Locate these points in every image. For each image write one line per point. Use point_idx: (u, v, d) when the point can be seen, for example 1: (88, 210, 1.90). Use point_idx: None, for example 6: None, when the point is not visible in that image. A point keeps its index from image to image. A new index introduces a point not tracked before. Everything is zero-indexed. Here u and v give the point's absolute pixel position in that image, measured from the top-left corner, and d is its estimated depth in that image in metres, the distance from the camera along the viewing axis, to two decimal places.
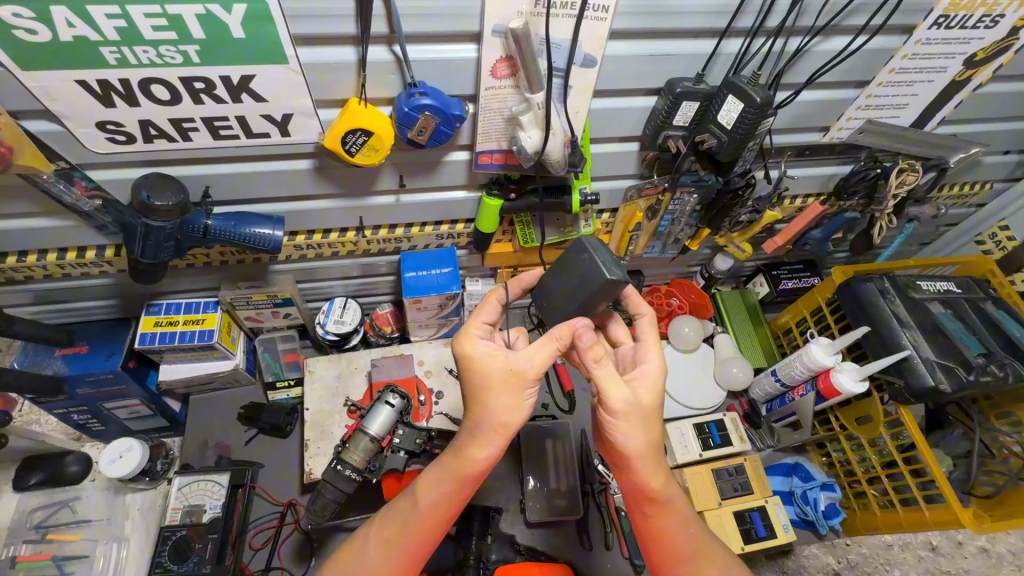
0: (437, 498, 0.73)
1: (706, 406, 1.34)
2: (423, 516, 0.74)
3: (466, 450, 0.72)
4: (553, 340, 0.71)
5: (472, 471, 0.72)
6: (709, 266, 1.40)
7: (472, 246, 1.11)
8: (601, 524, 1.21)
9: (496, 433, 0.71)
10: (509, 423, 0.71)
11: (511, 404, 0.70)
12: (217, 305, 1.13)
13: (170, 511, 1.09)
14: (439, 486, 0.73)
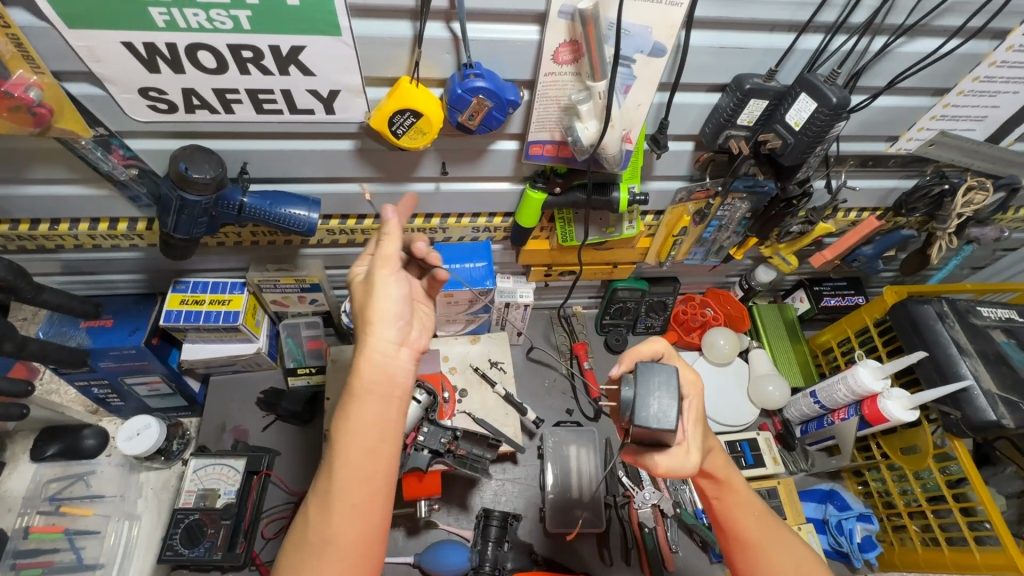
0: (360, 423, 0.65)
1: (738, 423, 1.28)
2: (351, 456, 0.63)
3: (364, 357, 0.69)
4: (390, 233, 0.72)
5: (380, 380, 0.68)
6: (749, 278, 1.35)
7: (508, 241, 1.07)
8: (622, 539, 1.16)
9: (388, 321, 0.71)
10: (394, 308, 0.72)
11: (378, 298, 0.71)
12: (244, 286, 1.11)
13: (184, 493, 1.06)
14: (358, 409, 0.66)
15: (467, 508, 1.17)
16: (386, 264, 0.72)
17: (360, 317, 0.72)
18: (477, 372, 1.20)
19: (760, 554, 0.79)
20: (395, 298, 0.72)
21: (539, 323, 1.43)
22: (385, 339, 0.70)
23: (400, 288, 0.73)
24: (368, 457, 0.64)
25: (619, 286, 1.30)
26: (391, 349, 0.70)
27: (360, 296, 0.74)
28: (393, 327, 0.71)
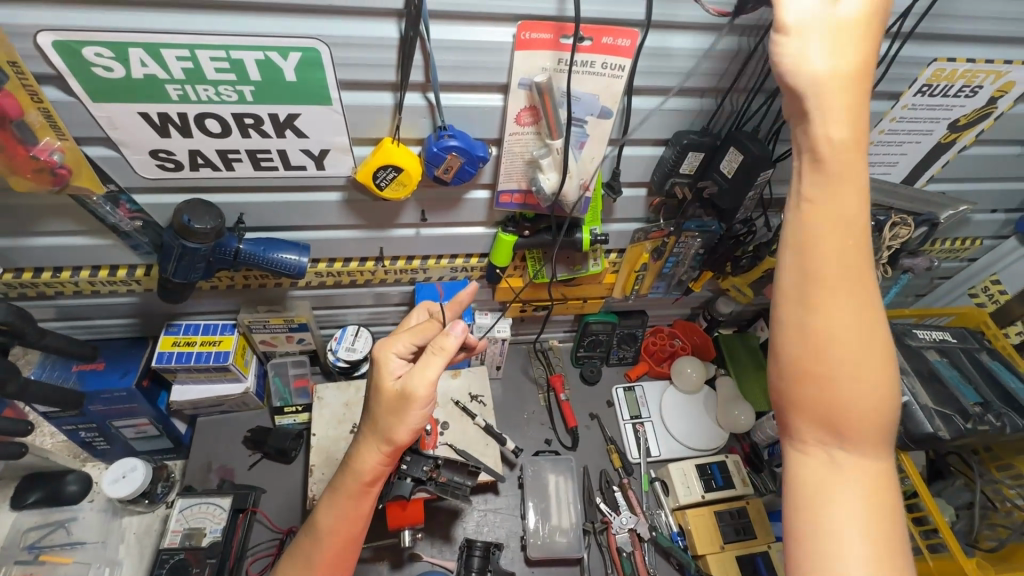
0: (331, 530, 0.79)
1: (708, 447, 1.36)
2: (329, 546, 0.79)
3: (353, 479, 0.79)
4: (439, 356, 0.74)
5: (359, 501, 0.80)
6: (711, 309, 1.45)
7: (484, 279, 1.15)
8: (602, 565, 1.19)
9: (397, 449, 0.78)
10: (417, 426, 0.77)
11: (405, 420, 0.75)
12: (234, 328, 1.17)
13: (169, 533, 1.08)
14: (335, 514, 0.79)
15: (451, 539, 1.20)
16: (425, 394, 0.75)
17: (388, 418, 0.76)
18: (458, 405, 1.26)
19: (837, 361, 0.55)
20: (409, 439, 0.78)
21: (517, 357, 1.50)
22: (377, 468, 0.79)
23: (413, 430, 0.78)
24: (333, 556, 0.79)
25: (591, 320, 1.39)
26: (378, 476, 0.79)
27: (390, 392, 0.77)
28: (390, 453, 0.78)
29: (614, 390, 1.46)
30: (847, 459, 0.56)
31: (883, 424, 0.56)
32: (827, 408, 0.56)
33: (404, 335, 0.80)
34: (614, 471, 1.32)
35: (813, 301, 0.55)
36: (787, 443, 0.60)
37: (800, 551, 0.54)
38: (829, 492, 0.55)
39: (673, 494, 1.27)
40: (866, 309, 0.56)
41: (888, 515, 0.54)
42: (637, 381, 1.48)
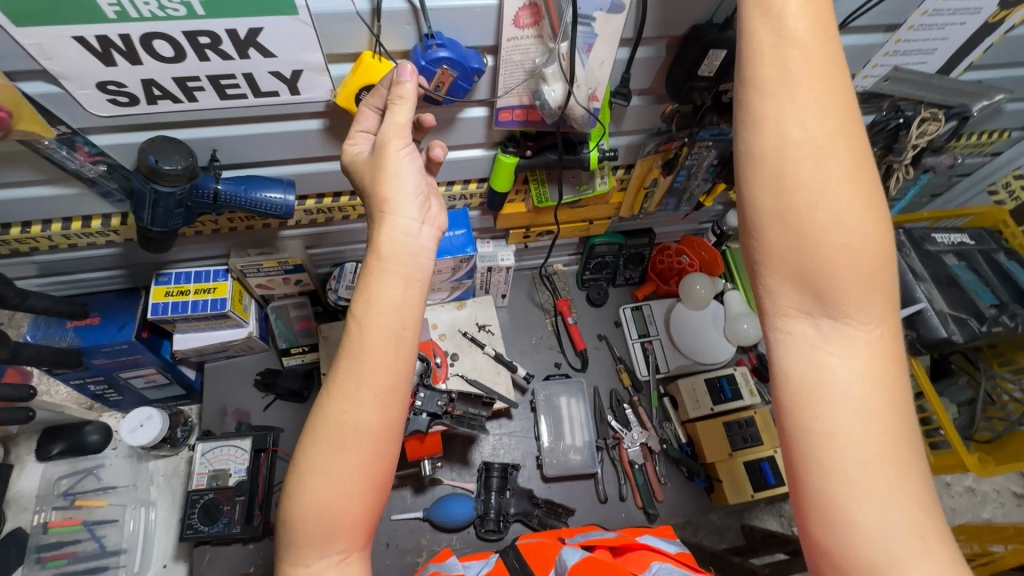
0: (362, 374, 0.61)
1: (717, 361, 1.36)
2: (373, 336, 0.61)
3: (364, 311, 0.61)
4: (404, 101, 0.64)
5: (384, 337, 0.61)
6: (721, 223, 1.37)
7: (485, 206, 1.09)
8: (615, 477, 1.24)
9: (407, 198, 0.66)
10: (410, 191, 0.65)
11: (392, 174, 0.66)
12: (227, 273, 1.11)
13: (196, 476, 1.12)
14: (361, 353, 0.61)
15: (469, 463, 1.24)
16: (400, 137, 0.66)
17: (377, 199, 0.66)
18: (466, 336, 1.25)
19: (798, 192, 0.51)
20: (409, 238, 0.65)
21: (520, 283, 1.46)
22: (397, 295, 0.62)
23: (410, 228, 0.65)
24: (373, 411, 0.61)
25: (597, 241, 1.34)
26: (400, 304, 0.62)
27: (367, 159, 0.68)
28: (395, 259, 0.63)
29: (621, 310, 1.45)
30: (837, 328, 0.52)
31: (870, 279, 0.52)
32: (806, 267, 0.52)
33: (359, 119, 0.70)
34: (624, 390, 1.35)
35: (778, 151, 0.51)
36: (766, 320, 0.56)
37: (800, 441, 0.52)
38: (823, 369, 0.52)
39: (682, 408, 1.30)
40: (830, 124, 0.51)
41: (887, 381, 0.52)
42: (644, 300, 1.47)
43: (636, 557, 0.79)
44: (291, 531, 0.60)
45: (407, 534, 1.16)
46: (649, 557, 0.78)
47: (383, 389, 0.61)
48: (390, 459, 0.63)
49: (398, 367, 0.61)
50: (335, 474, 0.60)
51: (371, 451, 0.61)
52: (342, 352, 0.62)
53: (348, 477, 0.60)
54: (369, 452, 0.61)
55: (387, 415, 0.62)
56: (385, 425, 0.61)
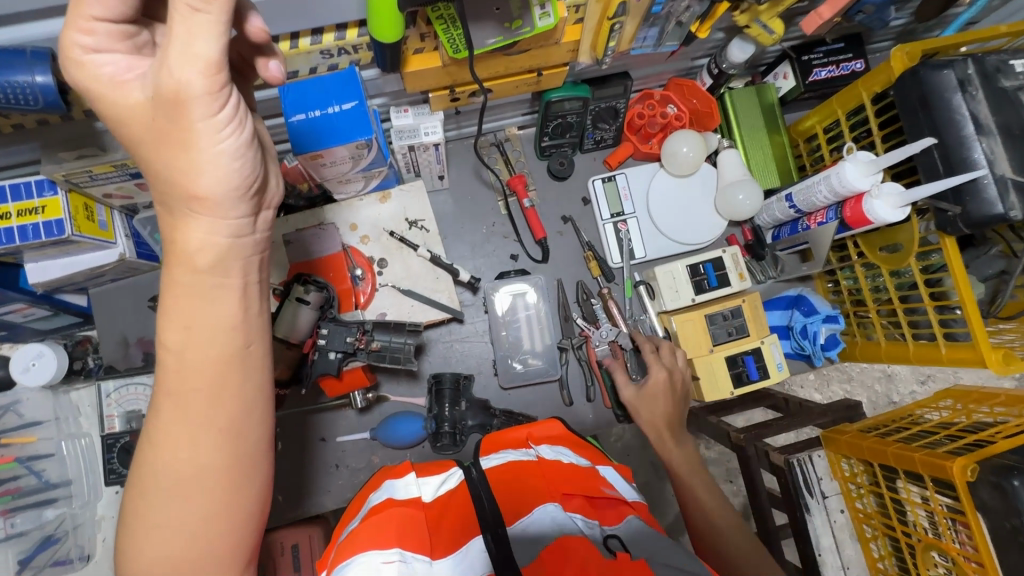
0: (192, 412, 0.48)
1: (702, 240, 1.16)
2: (198, 372, 0.48)
3: (184, 339, 0.48)
4: (198, 17, 0.41)
5: (210, 364, 0.49)
6: (721, 58, 1.02)
7: (379, 64, 0.76)
8: (582, 377, 1.13)
9: (221, 190, 0.47)
10: (219, 174, 0.47)
11: (191, 146, 0.45)
12: (53, 185, 0.83)
13: (106, 418, 0.99)
14: (187, 390, 0.48)
15: (418, 375, 1.11)
16: (203, 98, 0.44)
17: (174, 190, 0.47)
18: (394, 236, 1.01)
19: None
20: (228, 244, 0.49)
21: (461, 157, 1.16)
22: (224, 315, 0.49)
23: (235, 228, 0.49)
24: (215, 449, 0.49)
25: (553, 98, 1.00)
26: (230, 323, 0.49)
27: (149, 121, 0.46)
28: (215, 272, 0.49)
29: (589, 185, 1.18)
30: None
31: None
32: None
33: None
34: (592, 280, 1.16)
35: None
36: None
37: None
38: None
39: (658, 299, 1.12)
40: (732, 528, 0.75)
41: None
42: (619, 169, 1.19)
43: (610, 507, 0.75)
44: None
45: (356, 453, 1.08)
46: (625, 508, 0.75)
47: (228, 423, 0.49)
48: (257, 500, 0.52)
49: (242, 394, 0.50)
50: (178, 531, 0.48)
51: (218, 500, 0.49)
52: (162, 391, 0.49)
53: (199, 531, 0.49)
54: (218, 500, 0.49)
55: (236, 449, 0.50)
56: (236, 464, 0.50)
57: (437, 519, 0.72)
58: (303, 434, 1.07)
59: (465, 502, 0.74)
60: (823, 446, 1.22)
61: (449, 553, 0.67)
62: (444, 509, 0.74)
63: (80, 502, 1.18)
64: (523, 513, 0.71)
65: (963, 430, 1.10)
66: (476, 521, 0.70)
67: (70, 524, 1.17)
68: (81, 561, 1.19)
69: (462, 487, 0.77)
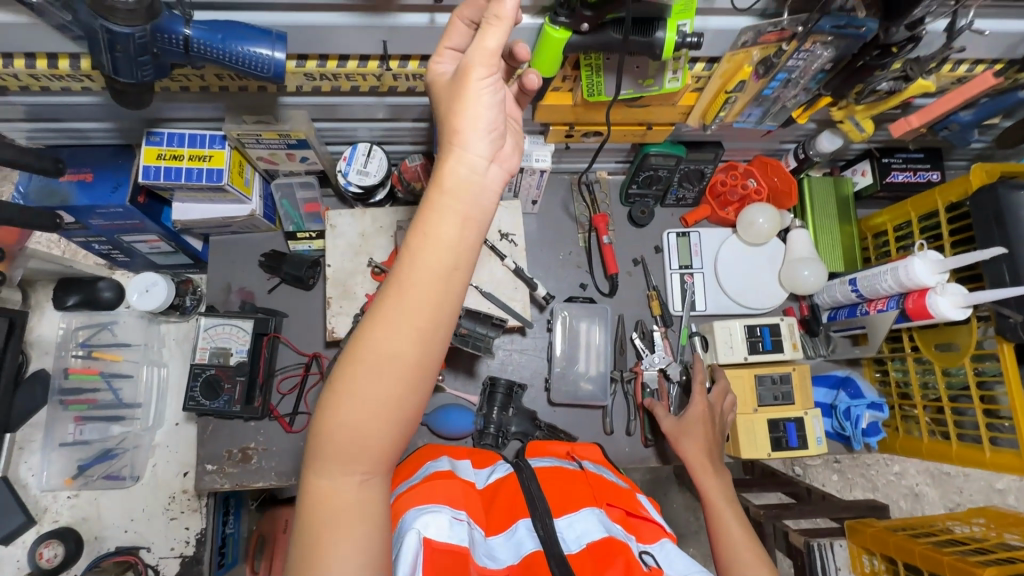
0: (405, 306, 0.51)
1: (762, 306, 1.22)
2: (420, 269, 0.51)
3: (416, 244, 0.52)
4: (499, 21, 0.51)
5: (432, 270, 0.51)
6: (808, 146, 1.12)
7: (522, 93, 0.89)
8: (625, 410, 1.18)
9: (479, 132, 0.54)
10: (480, 127, 0.54)
11: (468, 104, 0.54)
12: (224, 141, 0.98)
13: (198, 350, 1.09)
14: (408, 284, 0.51)
15: (474, 375, 1.19)
16: (485, 66, 0.53)
17: (447, 133, 0.54)
18: (486, 243, 1.11)
19: None
20: (470, 179, 0.53)
21: (555, 190, 1.28)
22: (453, 235, 0.52)
23: (477, 167, 0.54)
24: (416, 339, 0.51)
25: (652, 151, 1.11)
26: (455, 242, 0.52)
27: (447, 91, 0.57)
28: (455, 197, 0.53)
29: (664, 235, 1.28)
30: None
31: None
32: None
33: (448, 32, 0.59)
34: (651, 320, 1.23)
35: None
36: None
37: None
38: None
39: (712, 352, 1.18)
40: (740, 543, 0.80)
41: None
42: (694, 226, 1.28)
43: (646, 527, 0.79)
44: (312, 450, 0.52)
45: None
46: (662, 533, 0.78)
47: (427, 321, 0.52)
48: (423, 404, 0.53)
49: (446, 302, 0.52)
50: (362, 406, 0.51)
51: (401, 388, 0.51)
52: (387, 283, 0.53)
53: (379, 414, 0.51)
54: (400, 390, 0.51)
55: (428, 346, 0.52)
56: (423, 360, 0.52)
57: (488, 501, 0.79)
58: None
59: (514, 487, 0.79)
60: (846, 537, 1.21)
61: (502, 529, 0.74)
62: (496, 491, 0.81)
63: (144, 424, 1.27)
64: (570, 508, 0.76)
65: (996, 547, 1.09)
66: (524, 503, 0.75)
67: (130, 443, 1.26)
68: (128, 482, 1.26)
69: (510, 475, 0.82)
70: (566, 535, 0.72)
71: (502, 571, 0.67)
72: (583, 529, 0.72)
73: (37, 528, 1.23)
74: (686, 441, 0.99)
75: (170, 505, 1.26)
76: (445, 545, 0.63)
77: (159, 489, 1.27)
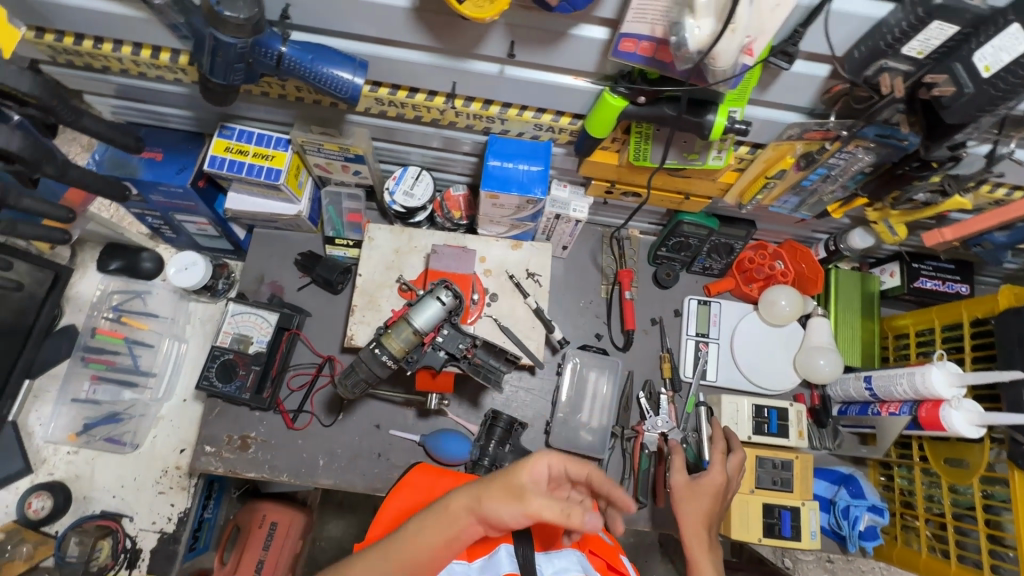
0: (423, 540, 0.64)
1: (773, 388, 1.22)
2: (447, 518, 0.65)
3: (450, 505, 0.66)
4: (552, 461, 0.67)
5: (449, 543, 0.64)
6: (839, 239, 1.15)
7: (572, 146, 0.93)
8: (620, 468, 1.17)
9: (515, 498, 0.64)
10: (524, 493, 0.64)
11: (528, 467, 0.66)
12: (288, 144, 1.04)
13: (221, 333, 1.13)
14: (424, 535, 0.64)
15: (477, 405, 1.19)
16: (548, 460, 0.67)
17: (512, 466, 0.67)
18: (512, 280, 1.15)
19: None
20: (542, 492, 0.65)
21: (587, 239, 1.32)
22: (494, 502, 0.65)
23: (538, 486, 0.65)
24: (434, 553, 0.64)
25: (685, 219, 1.15)
26: (507, 503, 0.64)
27: (565, 462, 0.69)
28: (519, 491, 0.65)
29: (686, 300, 1.29)
30: None
31: None
32: None
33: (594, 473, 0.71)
34: (660, 381, 1.23)
35: None
36: None
37: None
38: None
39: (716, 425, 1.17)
40: None
41: None
42: (716, 297, 1.29)
43: None
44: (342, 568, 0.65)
45: (398, 451, 1.16)
46: None
47: (440, 549, 0.64)
48: None
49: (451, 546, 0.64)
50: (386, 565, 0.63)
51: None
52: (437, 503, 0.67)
53: None
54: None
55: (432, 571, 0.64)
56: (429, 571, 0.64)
57: None
58: (361, 415, 1.17)
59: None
60: None
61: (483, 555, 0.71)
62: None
63: (154, 395, 1.31)
64: (553, 543, 0.75)
65: None
66: (507, 531, 0.74)
67: (137, 411, 1.30)
68: (126, 448, 1.28)
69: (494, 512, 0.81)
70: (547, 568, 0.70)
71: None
72: (565, 564, 0.70)
73: (31, 477, 1.25)
74: (687, 505, 0.94)
75: (160, 479, 1.28)
76: None
77: (153, 462, 1.28)
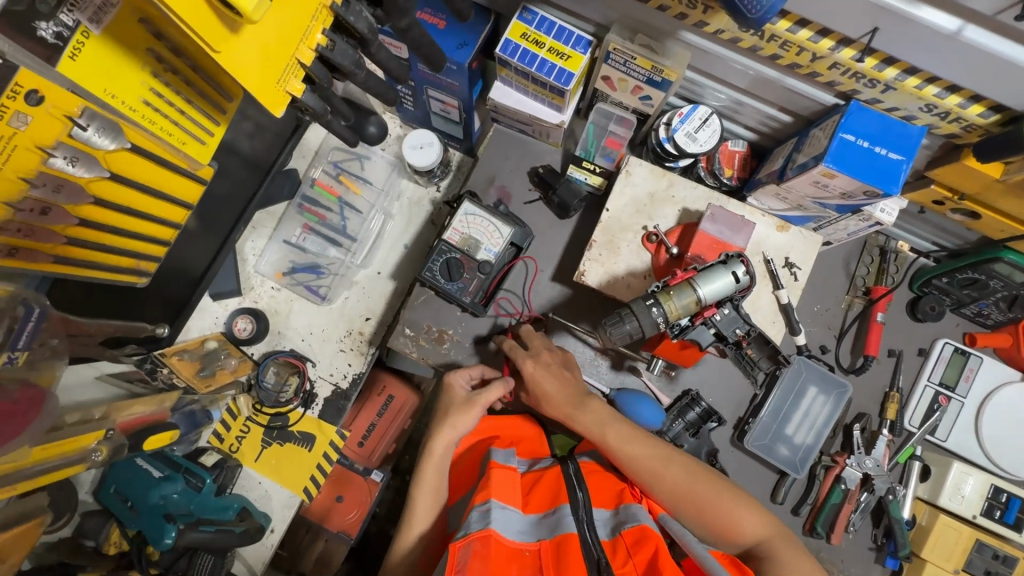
0: (428, 506, 0.91)
1: (1011, 471, 1.06)
2: (425, 486, 0.91)
3: (435, 451, 0.92)
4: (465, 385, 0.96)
5: (433, 498, 0.91)
6: None
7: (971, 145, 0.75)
8: (803, 487, 1.08)
9: (463, 420, 0.92)
10: (466, 410, 0.93)
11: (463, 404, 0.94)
12: (588, 47, 0.93)
13: (451, 229, 1.08)
14: (433, 475, 0.92)
15: (673, 379, 1.11)
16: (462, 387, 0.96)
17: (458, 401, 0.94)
18: (769, 264, 0.98)
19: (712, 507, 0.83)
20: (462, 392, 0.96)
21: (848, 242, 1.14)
22: (441, 467, 0.92)
23: (463, 399, 0.95)
24: (431, 509, 0.91)
25: (1008, 257, 0.94)
26: (466, 407, 0.93)
27: (462, 402, 0.94)
28: (463, 411, 0.93)
29: (939, 343, 1.11)
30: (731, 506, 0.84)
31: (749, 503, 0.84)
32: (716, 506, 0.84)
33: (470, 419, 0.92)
34: (878, 419, 1.10)
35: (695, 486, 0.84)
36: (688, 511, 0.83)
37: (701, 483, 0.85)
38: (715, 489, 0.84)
39: (932, 488, 1.06)
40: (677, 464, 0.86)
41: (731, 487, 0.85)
42: (976, 349, 1.11)
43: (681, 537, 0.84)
44: None
45: None
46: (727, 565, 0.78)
47: (431, 507, 0.91)
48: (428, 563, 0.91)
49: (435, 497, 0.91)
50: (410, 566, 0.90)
51: (427, 529, 0.91)
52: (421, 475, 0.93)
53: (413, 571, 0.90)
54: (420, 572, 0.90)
55: (432, 505, 0.91)
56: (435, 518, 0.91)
57: (529, 487, 0.84)
58: None
59: (556, 478, 0.83)
60: None
61: (539, 509, 0.79)
62: (537, 479, 0.84)
63: (354, 260, 1.33)
64: (609, 505, 0.83)
65: None
66: (565, 492, 0.80)
67: (337, 269, 1.33)
68: (321, 300, 1.33)
69: (553, 467, 0.86)
70: (599, 527, 0.78)
71: (533, 544, 0.73)
72: (619, 523, 0.78)
73: (239, 299, 1.33)
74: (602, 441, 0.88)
75: (344, 338, 1.33)
76: (503, 544, 0.71)
77: (341, 320, 1.34)
